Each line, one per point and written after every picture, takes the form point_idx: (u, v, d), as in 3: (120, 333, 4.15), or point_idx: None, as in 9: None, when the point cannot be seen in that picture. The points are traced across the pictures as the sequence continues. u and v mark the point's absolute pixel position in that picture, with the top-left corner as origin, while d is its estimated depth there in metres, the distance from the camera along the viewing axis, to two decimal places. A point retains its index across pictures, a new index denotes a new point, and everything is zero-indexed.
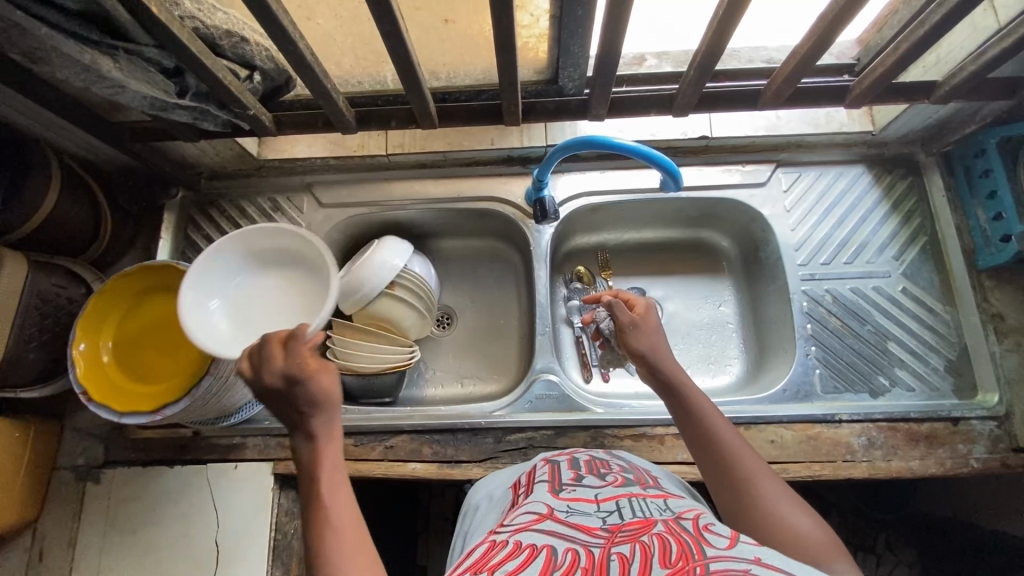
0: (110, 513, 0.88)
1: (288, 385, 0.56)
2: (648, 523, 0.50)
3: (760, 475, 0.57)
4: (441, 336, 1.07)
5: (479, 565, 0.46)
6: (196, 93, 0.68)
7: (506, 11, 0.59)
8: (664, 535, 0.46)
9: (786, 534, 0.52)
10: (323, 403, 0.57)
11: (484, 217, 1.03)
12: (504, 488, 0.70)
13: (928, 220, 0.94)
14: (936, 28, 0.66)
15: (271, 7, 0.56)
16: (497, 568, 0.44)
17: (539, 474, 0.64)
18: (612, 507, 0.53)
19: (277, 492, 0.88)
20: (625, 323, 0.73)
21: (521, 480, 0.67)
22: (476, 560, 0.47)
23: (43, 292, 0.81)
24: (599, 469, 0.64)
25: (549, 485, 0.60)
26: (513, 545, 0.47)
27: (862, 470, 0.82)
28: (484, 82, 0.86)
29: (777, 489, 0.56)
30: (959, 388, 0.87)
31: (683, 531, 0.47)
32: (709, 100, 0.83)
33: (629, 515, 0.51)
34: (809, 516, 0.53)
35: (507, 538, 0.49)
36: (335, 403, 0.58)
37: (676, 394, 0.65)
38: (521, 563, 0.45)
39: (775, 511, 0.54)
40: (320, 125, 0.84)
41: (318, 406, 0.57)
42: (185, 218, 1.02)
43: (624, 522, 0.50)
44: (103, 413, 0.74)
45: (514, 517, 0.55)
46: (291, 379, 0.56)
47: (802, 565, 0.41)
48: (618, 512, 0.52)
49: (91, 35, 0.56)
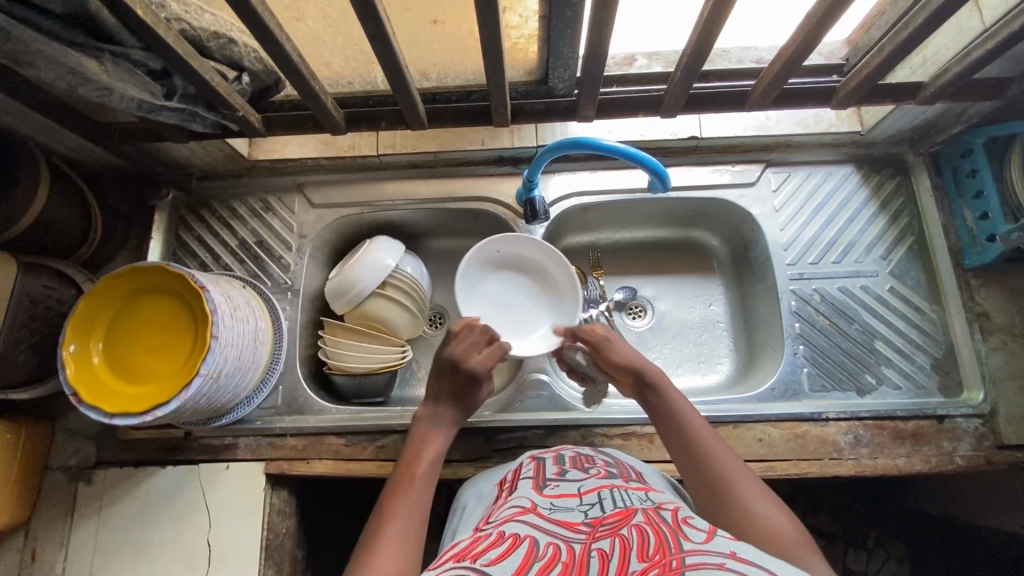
0: (102, 513, 0.88)
1: (469, 371, 0.78)
2: (628, 514, 0.50)
3: (737, 473, 0.59)
4: (434, 335, 1.07)
5: (464, 553, 0.47)
6: (184, 94, 0.68)
7: (492, 12, 0.59)
8: (643, 527, 0.47)
9: (759, 525, 0.53)
10: (464, 406, 0.79)
11: (476, 217, 1.04)
12: (493, 486, 0.71)
13: (916, 220, 0.95)
14: (919, 30, 0.66)
15: (257, 10, 0.56)
16: (480, 555, 0.46)
17: (525, 471, 0.65)
18: (593, 500, 0.54)
19: (268, 491, 0.89)
20: (601, 338, 0.78)
21: (508, 477, 0.68)
22: (462, 549, 0.49)
23: (33, 293, 0.81)
24: (583, 464, 0.65)
25: (533, 480, 0.61)
26: (496, 535, 0.49)
27: (848, 467, 0.83)
28: (474, 83, 0.87)
29: (754, 488, 0.58)
30: (945, 386, 0.88)
31: (662, 522, 0.48)
32: (697, 101, 0.83)
33: (611, 507, 0.52)
34: (785, 513, 0.55)
35: (492, 529, 0.50)
36: (466, 413, 0.79)
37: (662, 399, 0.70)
38: (503, 551, 0.46)
39: (749, 504, 0.55)
40: (310, 127, 0.84)
41: (463, 403, 0.78)
42: (176, 217, 1.02)
43: (605, 515, 0.51)
44: (92, 415, 0.73)
45: (500, 510, 0.56)
46: (474, 373, 0.78)
47: (773, 559, 0.43)
48: (599, 505, 0.53)
49: (76, 37, 0.56)
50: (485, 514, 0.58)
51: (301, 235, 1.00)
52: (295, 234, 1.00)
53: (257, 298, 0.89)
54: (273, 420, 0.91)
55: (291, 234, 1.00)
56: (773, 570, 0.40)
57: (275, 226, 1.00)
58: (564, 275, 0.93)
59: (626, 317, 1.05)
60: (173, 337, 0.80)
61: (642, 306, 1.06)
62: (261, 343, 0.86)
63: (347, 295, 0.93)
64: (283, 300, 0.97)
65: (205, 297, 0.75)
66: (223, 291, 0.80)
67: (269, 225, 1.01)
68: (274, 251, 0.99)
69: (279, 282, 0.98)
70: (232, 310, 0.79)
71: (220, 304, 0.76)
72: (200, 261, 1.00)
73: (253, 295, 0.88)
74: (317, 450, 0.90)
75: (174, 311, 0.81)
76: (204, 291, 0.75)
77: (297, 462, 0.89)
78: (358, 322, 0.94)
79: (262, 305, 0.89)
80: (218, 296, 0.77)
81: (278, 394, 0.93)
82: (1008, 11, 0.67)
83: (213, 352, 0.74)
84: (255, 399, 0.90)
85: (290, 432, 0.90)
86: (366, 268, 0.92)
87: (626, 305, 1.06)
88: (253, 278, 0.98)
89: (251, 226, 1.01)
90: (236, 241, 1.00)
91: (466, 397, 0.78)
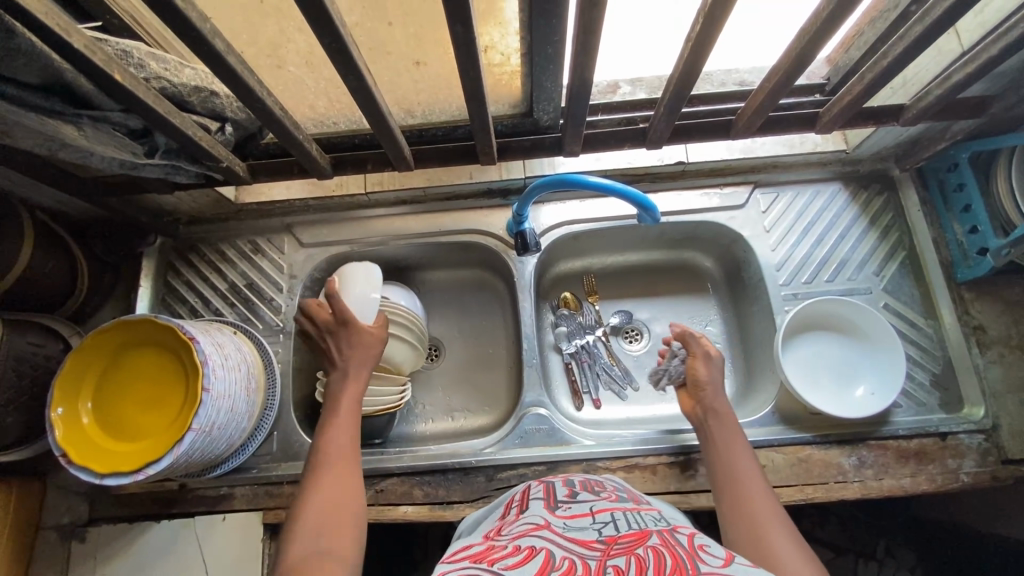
0: (96, 572, 0.86)
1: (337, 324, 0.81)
2: (644, 535, 0.51)
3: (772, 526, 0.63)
4: (430, 369, 1.06)
5: (480, 556, 0.49)
6: (166, 151, 0.67)
7: (472, 59, 0.59)
8: (659, 548, 0.47)
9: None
10: (360, 344, 0.80)
11: (468, 249, 1.03)
12: (498, 507, 0.69)
13: (906, 235, 0.95)
14: (899, 59, 0.65)
15: (238, 71, 0.56)
16: (498, 561, 0.47)
17: (534, 492, 0.64)
18: (607, 519, 0.54)
19: (267, 542, 0.87)
20: (700, 352, 0.83)
21: (515, 497, 0.67)
22: (478, 553, 0.50)
23: (21, 352, 0.80)
24: (594, 488, 0.64)
25: (544, 501, 0.60)
26: (513, 548, 0.49)
27: (854, 490, 0.82)
28: (459, 118, 0.87)
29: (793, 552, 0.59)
30: (946, 402, 0.87)
31: (678, 545, 0.49)
32: (683, 131, 0.83)
33: (625, 527, 0.52)
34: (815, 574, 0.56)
35: (504, 544, 0.50)
36: (365, 347, 0.80)
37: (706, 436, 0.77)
38: (521, 559, 0.47)
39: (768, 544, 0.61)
40: (296, 171, 0.83)
41: (354, 345, 0.80)
42: (164, 264, 1.01)
43: (620, 534, 0.51)
44: (84, 476, 0.72)
45: (511, 525, 0.56)
46: (338, 324, 0.80)
47: None
48: (613, 524, 0.53)
49: (55, 105, 0.55)
50: (496, 528, 0.58)
51: (292, 275, 0.99)
52: (286, 274, 0.99)
53: (249, 344, 0.88)
54: (270, 467, 0.90)
55: (282, 275, 0.99)
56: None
57: (265, 268, 1.00)
58: (839, 387, 0.89)
59: (622, 341, 1.05)
60: (164, 390, 0.78)
61: (638, 330, 1.06)
62: (255, 392, 0.85)
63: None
64: (275, 343, 0.96)
65: (196, 349, 0.74)
66: (215, 341, 0.79)
67: (259, 267, 1.00)
68: (265, 293, 0.98)
69: (270, 324, 0.97)
70: (222, 359, 0.78)
71: (210, 353, 0.75)
72: (190, 307, 0.98)
73: (245, 340, 0.88)
74: None
75: (161, 366, 0.79)
76: (195, 342, 0.74)
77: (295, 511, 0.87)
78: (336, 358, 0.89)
79: (255, 352, 0.89)
80: (208, 346, 0.76)
81: (274, 440, 0.92)
82: (986, 35, 0.68)
83: (206, 406, 0.73)
84: (250, 447, 0.88)
85: (286, 480, 0.89)
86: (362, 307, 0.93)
87: (622, 330, 1.06)
88: (245, 322, 0.97)
89: (241, 269, 1.00)
90: (226, 284, 0.99)
91: (351, 339, 0.80)
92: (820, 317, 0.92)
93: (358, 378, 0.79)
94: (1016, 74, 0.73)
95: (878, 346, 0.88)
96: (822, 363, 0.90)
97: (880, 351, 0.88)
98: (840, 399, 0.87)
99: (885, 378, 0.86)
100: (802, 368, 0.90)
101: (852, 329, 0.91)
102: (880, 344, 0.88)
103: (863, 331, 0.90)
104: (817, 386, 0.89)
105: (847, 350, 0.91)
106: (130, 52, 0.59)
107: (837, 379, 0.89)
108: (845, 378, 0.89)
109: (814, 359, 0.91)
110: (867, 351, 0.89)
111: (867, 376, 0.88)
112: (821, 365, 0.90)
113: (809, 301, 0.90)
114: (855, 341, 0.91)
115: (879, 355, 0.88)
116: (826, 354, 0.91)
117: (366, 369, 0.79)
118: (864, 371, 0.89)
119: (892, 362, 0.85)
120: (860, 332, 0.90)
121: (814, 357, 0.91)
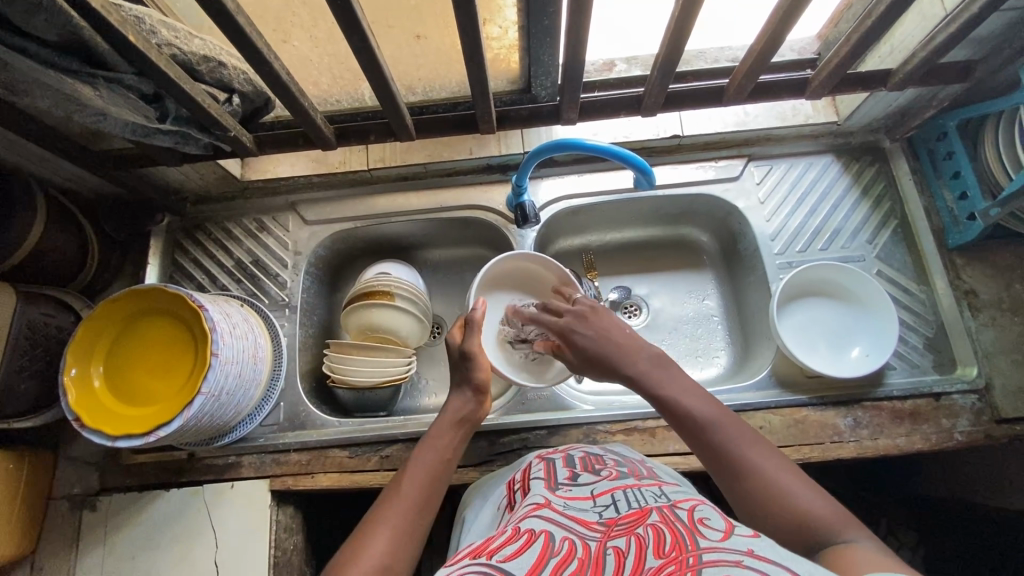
0: (108, 540, 0.87)
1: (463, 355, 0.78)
2: (644, 514, 0.51)
3: (796, 489, 0.53)
4: (433, 345, 1.08)
5: (479, 549, 0.48)
6: (177, 117, 0.69)
7: (470, 26, 0.61)
8: (658, 526, 0.47)
9: (835, 559, 0.45)
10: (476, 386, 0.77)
11: (468, 225, 1.06)
12: (501, 487, 0.72)
13: (897, 203, 0.97)
14: (883, 18, 0.67)
15: (247, 33, 0.58)
16: (496, 552, 0.47)
17: (535, 471, 0.66)
18: (607, 502, 0.55)
19: (275, 508, 0.89)
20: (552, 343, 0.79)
21: (516, 478, 0.69)
22: (476, 545, 0.49)
23: (33, 321, 0.82)
24: (594, 466, 0.66)
25: (545, 482, 0.62)
26: (512, 534, 0.50)
27: (850, 449, 0.84)
28: (459, 95, 0.90)
29: (818, 504, 0.51)
30: (939, 364, 0.89)
31: (677, 520, 0.48)
32: (675, 100, 0.85)
33: (625, 508, 0.53)
34: (838, 517, 0.50)
35: (508, 526, 0.52)
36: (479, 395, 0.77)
37: (667, 400, 0.63)
38: (518, 548, 0.47)
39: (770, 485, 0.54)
40: (301, 144, 0.85)
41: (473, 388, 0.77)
42: (172, 243, 1.03)
43: (621, 516, 0.52)
44: (96, 439, 0.73)
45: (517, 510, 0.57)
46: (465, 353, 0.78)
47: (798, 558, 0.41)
48: (614, 507, 0.54)
49: (71, 65, 0.57)
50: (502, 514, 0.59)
51: (296, 252, 1.01)
52: (291, 251, 1.01)
53: (256, 316, 0.90)
54: (276, 436, 0.92)
55: (286, 252, 1.01)
56: (792, 568, 0.39)
57: (270, 245, 1.02)
58: (834, 355, 0.90)
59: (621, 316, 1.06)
60: (172, 358, 0.80)
61: (637, 304, 1.07)
62: (262, 360, 0.87)
63: (368, 283, 0.95)
64: (280, 317, 0.98)
65: (204, 317, 0.76)
66: (223, 311, 0.80)
67: (264, 244, 1.02)
68: (270, 269, 1.00)
69: (276, 299, 0.99)
70: (230, 328, 0.79)
71: (218, 321, 0.77)
72: (196, 283, 1.00)
73: (251, 314, 0.89)
74: (321, 464, 0.90)
75: (171, 333, 0.81)
76: (204, 311, 0.76)
77: (301, 477, 0.89)
78: (502, 346, 0.92)
79: (261, 324, 0.91)
80: (216, 314, 0.78)
81: (280, 410, 0.93)
82: None
83: (215, 370, 0.75)
84: (257, 418, 0.91)
85: (293, 447, 0.91)
86: (371, 281, 0.95)
87: (621, 304, 1.07)
88: (251, 297, 0.99)
89: (246, 246, 1.02)
90: (233, 261, 1.01)
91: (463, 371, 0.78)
92: (818, 283, 0.94)
93: (464, 416, 0.75)
94: (1000, 37, 0.75)
95: (874, 317, 0.89)
96: (820, 332, 0.92)
97: (878, 324, 0.88)
98: (836, 366, 0.89)
99: (878, 343, 0.88)
100: (801, 336, 0.91)
101: (848, 296, 0.93)
102: (877, 314, 0.89)
103: (857, 297, 0.92)
104: (813, 352, 0.90)
105: (845, 322, 0.92)
106: (142, 18, 0.61)
107: (833, 346, 0.91)
108: (841, 346, 0.91)
109: (812, 328, 0.92)
110: (865, 323, 0.90)
111: (863, 344, 0.89)
112: (821, 334, 0.92)
113: (804, 268, 0.91)
114: (851, 310, 0.92)
115: (875, 323, 0.89)
116: (826, 324, 0.92)
117: (472, 411, 0.76)
118: (861, 339, 0.90)
119: (885, 325, 0.87)
120: (862, 304, 0.91)
121: (813, 326, 0.92)
